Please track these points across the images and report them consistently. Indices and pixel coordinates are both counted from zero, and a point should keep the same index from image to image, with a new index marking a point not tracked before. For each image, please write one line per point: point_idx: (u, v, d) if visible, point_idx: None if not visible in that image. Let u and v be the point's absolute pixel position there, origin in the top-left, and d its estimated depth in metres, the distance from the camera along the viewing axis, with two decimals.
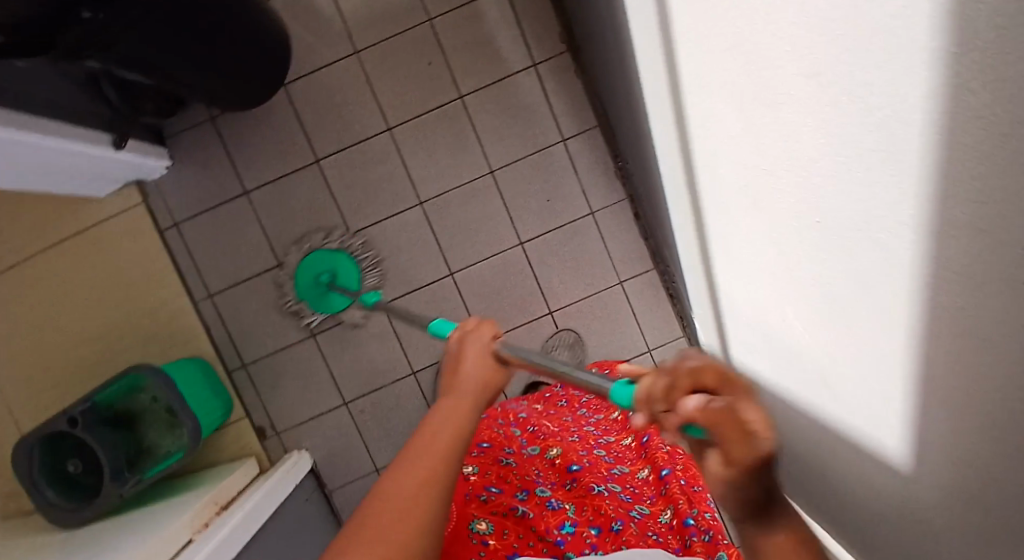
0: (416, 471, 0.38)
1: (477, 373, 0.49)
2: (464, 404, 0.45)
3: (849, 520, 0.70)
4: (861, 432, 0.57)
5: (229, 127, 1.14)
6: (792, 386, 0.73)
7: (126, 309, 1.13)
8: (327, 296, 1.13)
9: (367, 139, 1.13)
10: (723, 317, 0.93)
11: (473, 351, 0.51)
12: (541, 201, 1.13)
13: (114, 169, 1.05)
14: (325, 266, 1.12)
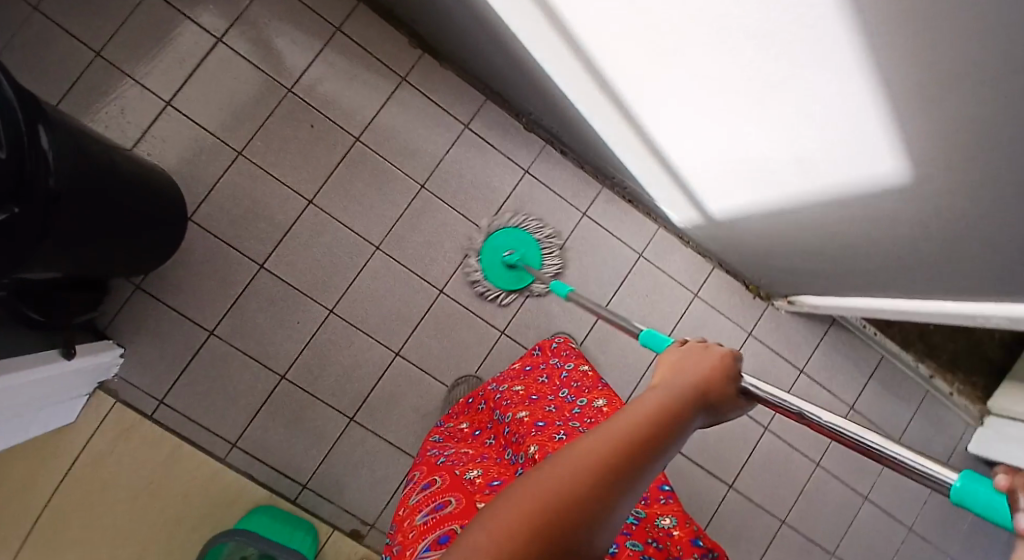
0: (595, 453, 0.36)
1: (695, 379, 0.45)
2: (674, 410, 0.42)
3: (884, 251, 0.82)
4: (854, 174, 0.68)
5: (161, 284, 1.10)
6: (775, 188, 0.84)
7: (159, 508, 1.06)
8: (513, 272, 1.17)
9: (294, 222, 1.12)
10: (686, 181, 1.03)
11: (711, 358, 0.48)
12: (480, 186, 1.18)
13: (73, 379, 0.98)
14: (506, 243, 1.16)
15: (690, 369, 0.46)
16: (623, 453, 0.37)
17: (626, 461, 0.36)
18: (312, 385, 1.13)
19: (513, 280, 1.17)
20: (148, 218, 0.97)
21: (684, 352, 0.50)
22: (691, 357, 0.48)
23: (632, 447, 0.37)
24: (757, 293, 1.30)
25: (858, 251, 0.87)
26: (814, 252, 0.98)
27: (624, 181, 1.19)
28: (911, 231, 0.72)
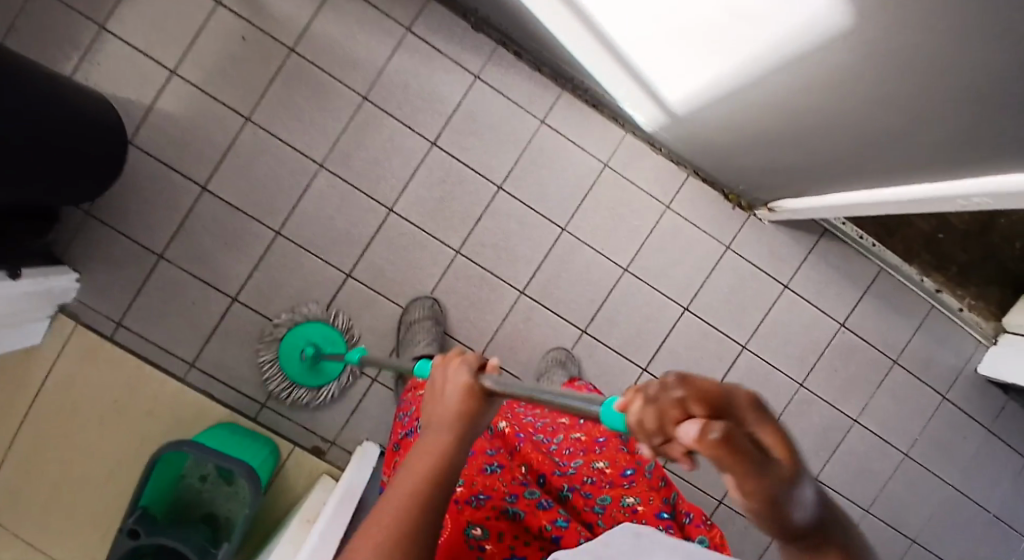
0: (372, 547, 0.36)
1: (456, 401, 0.44)
2: (436, 447, 0.42)
3: (853, 125, 0.72)
4: (801, 20, 0.58)
5: (108, 210, 1.09)
6: (727, 57, 0.73)
7: (128, 425, 1.10)
8: (318, 368, 1.11)
9: (235, 141, 1.09)
10: (640, 74, 0.93)
11: (456, 374, 0.46)
12: (425, 94, 1.11)
13: (26, 300, 0.99)
14: (315, 334, 1.10)
15: (444, 398, 0.45)
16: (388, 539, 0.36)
17: (399, 540, 0.36)
18: (264, 307, 1.12)
19: (317, 376, 1.12)
20: (87, 132, 0.95)
21: (440, 378, 0.48)
22: (443, 384, 0.47)
23: (402, 521, 0.37)
24: (738, 203, 1.19)
25: (824, 129, 0.77)
26: (784, 140, 0.87)
27: (583, 80, 1.09)
28: (875, 93, 0.62)
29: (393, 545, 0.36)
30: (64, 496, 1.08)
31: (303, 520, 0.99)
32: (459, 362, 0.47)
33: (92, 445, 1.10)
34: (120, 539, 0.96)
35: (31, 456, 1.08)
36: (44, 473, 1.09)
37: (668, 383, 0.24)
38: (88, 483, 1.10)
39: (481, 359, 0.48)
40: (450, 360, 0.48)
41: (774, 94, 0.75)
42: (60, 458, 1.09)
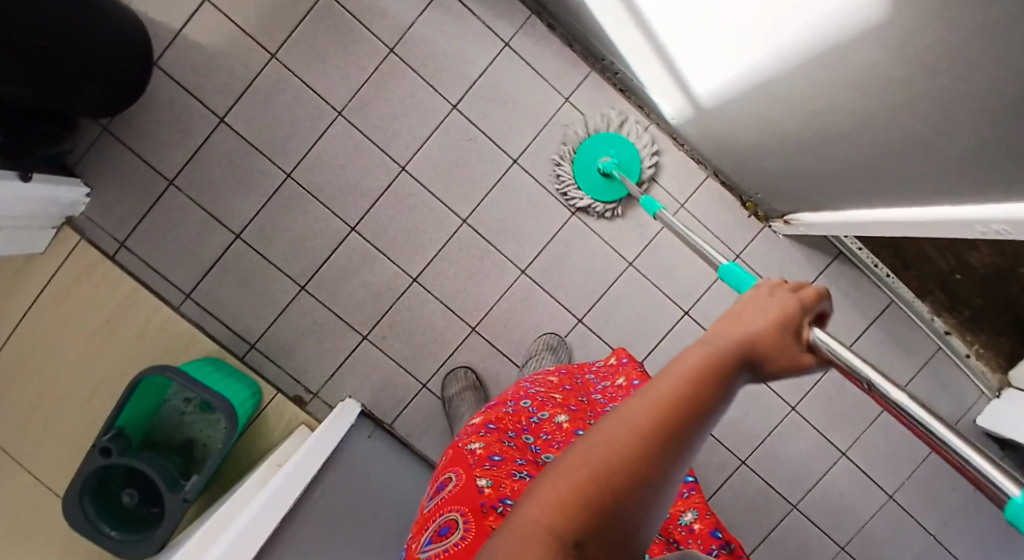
0: (640, 415, 0.32)
1: (771, 325, 0.39)
2: (732, 350, 0.37)
3: (888, 135, 0.69)
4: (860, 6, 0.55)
5: (124, 128, 1.09)
6: (771, 44, 0.71)
7: (115, 345, 1.11)
8: (609, 181, 1.11)
9: (257, 77, 1.09)
10: (673, 61, 0.91)
11: (783, 305, 0.40)
12: (453, 56, 1.10)
13: (32, 205, 0.99)
14: (602, 149, 1.12)
15: (762, 315, 0.40)
16: (659, 418, 0.32)
17: (675, 423, 0.32)
18: (265, 248, 1.12)
19: (606, 191, 1.12)
20: (116, 49, 0.95)
21: (763, 289, 0.42)
22: (765, 300, 0.41)
23: (681, 406, 0.33)
24: (754, 213, 1.17)
25: (856, 138, 0.75)
26: (813, 150, 0.85)
27: (613, 62, 1.08)
28: (921, 100, 0.60)
29: (662, 429, 0.32)
30: (41, 406, 1.09)
31: (271, 466, 0.99)
32: (788, 290, 0.42)
33: (79, 361, 1.10)
34: (91, 455, 0.96)
35: (17, 364, 1.08)
36: (27, 384, 1.08)
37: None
38: (68, 399, 1.09)
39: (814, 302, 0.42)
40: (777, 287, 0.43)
41: (814, 90, 0.73)
42: (42, 369, 1.09)
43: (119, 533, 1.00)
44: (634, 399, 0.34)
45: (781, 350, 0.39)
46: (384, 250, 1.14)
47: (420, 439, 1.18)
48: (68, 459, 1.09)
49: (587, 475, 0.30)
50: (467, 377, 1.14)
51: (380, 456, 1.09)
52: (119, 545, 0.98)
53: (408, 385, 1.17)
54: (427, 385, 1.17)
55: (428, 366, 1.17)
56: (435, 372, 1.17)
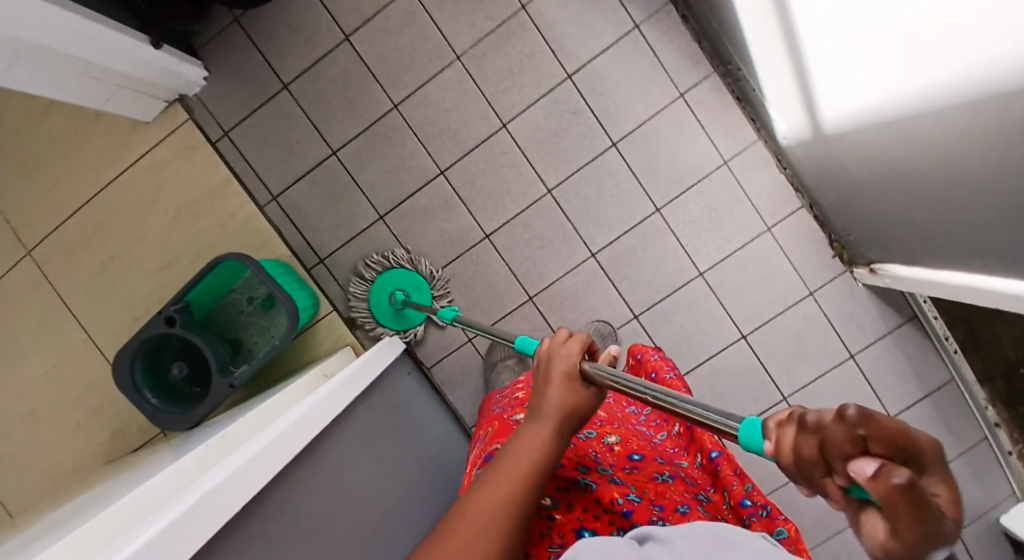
0: (460, 541, 0.39)
1: (563, 397, 0.46)
2: (533, 448, 0.43)
3: (1008, 197, 0.67)
4: (989, 63, 0.54)
5: (255, 24, 1.13)
6: (902, 76, 0.69)
7: (196, 229, 1.14)
8: (402, 313, 1.17)
9: (389, 3, 1.11)
10: (806, 75, 0.89)
11: (567, 362, 0.47)
12: (582, 27, 1.11)
13: (148, 70, 1.03)
14: (403, 283, 1.15)
15: (549, 391, 0.46)
16: (478, 543, 0.39)
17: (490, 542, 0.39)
18: (355, 170, 1.15)
19: (402, 320, 1.17)
20: None
21: (547, 357, 0.48)
22: (549, 368, 0.48)
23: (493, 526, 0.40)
24: (840, 254, 1.15)
25: (975, 192, 0.72)
26: (926, 193, 0.82)
27: (741, 68, 1.05)
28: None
29: (478, 552, 0.39)
30: (111, 267, 1.12)
31: (320, 376, 1.02)
32: (568, 351, 0.48)
33: (156, 235, 1.13)
34: (156, 319, 0.98)
35: (98, 222, 1.11)
36: (104, 244, 1.12)
37: (827, 417, 0.24)
38: (137, 269, 1.13)
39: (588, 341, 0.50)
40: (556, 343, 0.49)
41: (939, 133, 0.71)
42: (121, 233, 1.12)
43: (158, 402, 1.01)
44: (458, 525, 0.40)
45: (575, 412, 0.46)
46: (467, 199, 1.15)
47: (452, 391, 1.19)
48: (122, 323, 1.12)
49: None
50: (514, 347, 1.17)
51: (416, 395, 1.11)
52: (158, 412, 0.99)
53: (456, 333, 1.19)
54: (473, 338, 1.19)
55: (478, 323, 1.19)
56: (484, 330, 1.18)
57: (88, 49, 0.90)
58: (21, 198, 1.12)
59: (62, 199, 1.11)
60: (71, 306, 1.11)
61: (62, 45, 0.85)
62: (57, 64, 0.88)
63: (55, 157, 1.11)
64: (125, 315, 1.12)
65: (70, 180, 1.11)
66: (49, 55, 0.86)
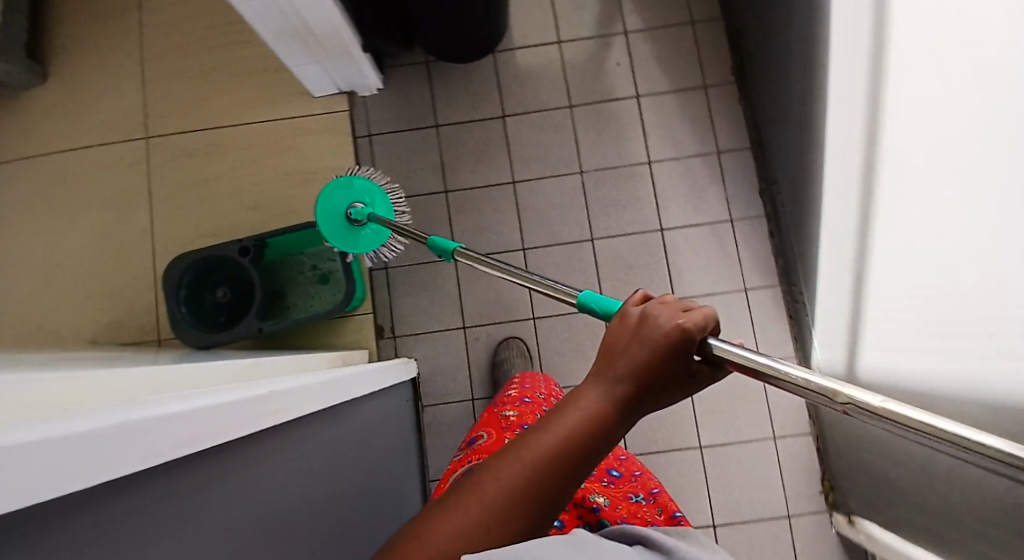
0: (521, 473, 0.40)
1: (651, 356, 0.44)
2: (617, 394, 0.44)
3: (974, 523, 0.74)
4: (1000, 417, 0.65)
5: (440, 73, 1.33)
6: (929, 383, 0.81)
7: (299, 193, 1.27)
8: (358, 232, 0.99)
9: (550, 109, 1.32)
10: (860, 336, 1.02)
11: (665, 326, 0.45)
12: (688, 198, 1.29)
13: (341, 62, 1.19)
14: (347, 195, 0.99)
15: (630, 344, 0.45)
16: (542, 476, 0.40)
17: (556, 479, 0.40)
18: (456, 213, 1.29)
19: (370, 240, 0.99)
20: (487, 21, 1.20)
21: (641, 313, 0.47)
22: (645, 323, 0.46)
23: (560, 463, 0.40)
24: (827, 493, 1.21)
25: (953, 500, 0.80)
26: (910, 488, 0.91)
27: (803, 292, 1.21)
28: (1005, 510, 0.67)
29: (542, 485, 0.40)
30: (221, 190, 1.27)
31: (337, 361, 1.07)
32: (670, 313, 0.46)
33: (265, 180, 1.27)
34: (230, 245, 1.05)
35: (229, 148, 1.28)
36: (224, 167, 1.27)
37: None
38: (235, 198, 1.26)
39: (701, 309, 0.47)
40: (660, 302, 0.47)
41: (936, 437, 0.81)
42: (241, 166, 1.27)
43: (186, 313, 1.05)
44: (523, 455, 0.41)
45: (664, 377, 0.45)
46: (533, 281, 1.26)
47: (434, 438, 1.21)
48: (200, 231, 1.25)
49: (487, 519, 0.39)
50: None
51: (405, 421, 1.14)
52: (181, 321, 1.03)
53: (462, 387, 1.24)
54: (474, 399, 1.23)
55: (487, 387, 1.23)
56: (489, 396, 1.22)
57: (313, 31, 1.06)
58: (181, 107, 1.30)
59: (219, 123, 1.29)
60: (168, 204, 1.27)
61: (307, 17, 1.02)
62: (292, 29, 1.05)
63: (231, 88, 1.29)
64: (208, 224, 1.25)
65: (229, 109, 1.29)
66: (294, 22, 1.02)
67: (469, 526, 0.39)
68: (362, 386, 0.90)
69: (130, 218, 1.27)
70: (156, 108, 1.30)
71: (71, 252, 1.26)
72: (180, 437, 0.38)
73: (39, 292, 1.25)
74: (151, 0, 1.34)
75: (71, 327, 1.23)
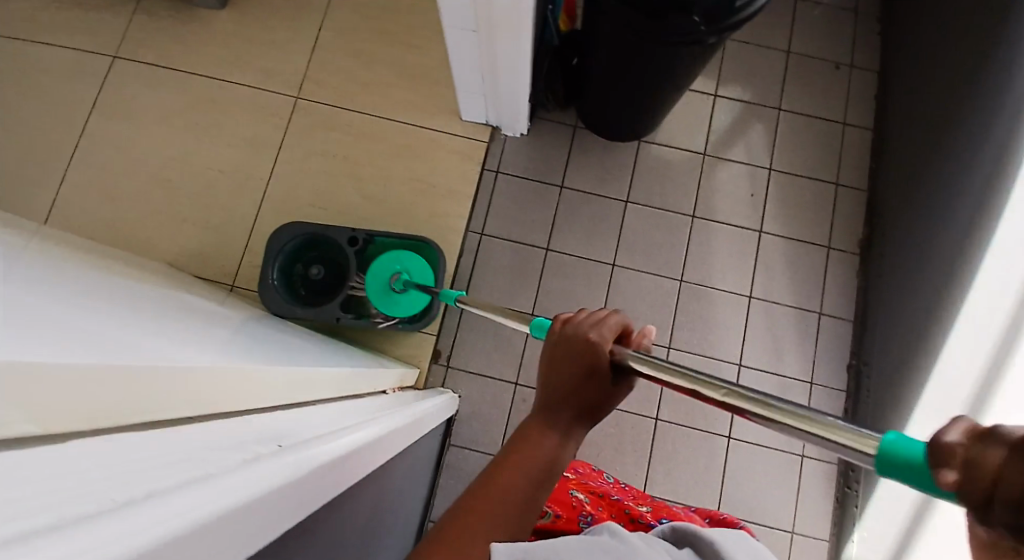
0: (487, 492, 0.45)
1: (572, 373, 0.51)
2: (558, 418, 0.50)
3: None
4: None
5: (583, 140, 1.36)
6: None
7: (414, 201, 1.29)
8: (403, 296, 1.09)
9: (672, 212, 1.33)
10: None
11: (573, 344, 0.52)
12: (774, 345, 1.28)
13: (501, 101, 1.23)
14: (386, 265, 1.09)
15: (543, 392, 0.52)
16: (506, 492, 0.45)
17: (519, 493, 0.46)
18: (549, 274, 1.29)
19: (417, 303, 1.09)
20: (650, 114, 1.24)
21: (557, 338, 0.54)
22: (561, 345, 0.53)
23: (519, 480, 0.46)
24: None
25: None
26: None
27: (859, 482, 1.18)
28: None
29: (508, 498, 0.45)
30: (344, 170, 1.30)
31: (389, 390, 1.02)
32: (571, 333, 0.53)
33: (388, 177, 1.30)
34: (344, 231, 1.08)
35: (366, 136, 1.31)
36: (356, 151, 1.31)
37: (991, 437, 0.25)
38: (354, 183, 1.29)
39: (611, 319, 0.55)
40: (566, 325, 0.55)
41: None
42: (372, 156, 1.31)
43: (277, 278, 1.07)
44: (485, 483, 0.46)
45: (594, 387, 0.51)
46: None
47: (449, 480, 1.19)
48: (309, 200, 1.27)
49: (454, 524, 0.43)
50: None
51: (430, 456, 1.12)
52: (271, 284, 1.05)
53: (493, 442, 1.21)
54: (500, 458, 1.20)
55: None
56: None
57: (495, 67, 1.11)
58: (336, 81, 1.33)
59: (365, 109, 1.32)
60: (289, 164, 1.29)
61: (498, 58, 1.07)
62: (479, 61, 1.10)
63: (389, 84, 1.33)
64: (320, 197, 1.28)
65: (380, 101, 1.33)
66: (485, 57, 1.07)
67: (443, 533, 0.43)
68: (425, 423, 0.89)
69: (249, 163, 1.29)
70: (315, 73, 1.33)
71: (182, 171, 1.28)
72: (297, 507, 0.34)
73: (139, 196, 1.26)
74: None
75: (155, 240, 1.24)
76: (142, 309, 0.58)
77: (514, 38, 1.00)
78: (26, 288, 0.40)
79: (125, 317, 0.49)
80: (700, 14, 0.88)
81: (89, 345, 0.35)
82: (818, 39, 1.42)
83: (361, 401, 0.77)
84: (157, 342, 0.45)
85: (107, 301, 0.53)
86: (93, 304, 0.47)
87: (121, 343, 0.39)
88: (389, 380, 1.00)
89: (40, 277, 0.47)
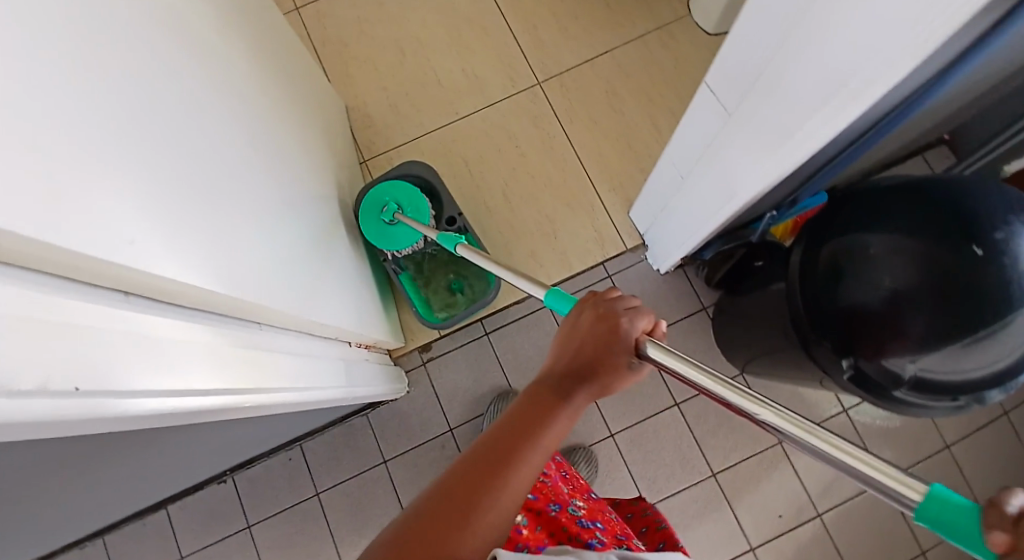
0: (515, 443, 0.52)
1: (598, 349, 0.61)
2: (582, 401, 0.58)
3: None
4: None
5: (698, 325, 1.28)
6: None
7: (532, 235, 1.30)
8: (387, 227, 1.12)
9: (703, 453, 1.22)
10: None
11: (590, 317, 0.65)
12: None
13: (662, 237, 1.17)
14: (388, 193, 1.12)
15: (556, 360, 0.63)
16: (533, 454, 0.52)
17: (538, 456, 0.53)
18: None
19: (397, 238, 1.12)
20: (760, 365, 1.14)
21: (596, 312, 0.65)
22: (596, 320, 0.64)
23: (537, 444, 0.53)
24: None
25: None
26: None
27: None
28: None
29: (528, 459, 0.52)
30: (511, 163, 1.33)
31: (352, 344, 1.03)
32: (604, 308, 0.65)
33: (533, 199, 1.32)
34: (452, 208, 1.17)
35: (551, 157, 1.33)
36: (533, 158, 1.33)
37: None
38: (507, 179, 1.32)
39: (642, 315, 0.64)
40: (602, 303, 0.66)
41: None
42: (539, 173, 1.33)
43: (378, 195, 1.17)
44: (514, 430, 0.53)
45: (611, 373, 0.61)
46: None
47: (342, 435, 1.25)
48: (467, 158, 1.33)
49: (486, 451, 0.52)
50: None
51: (341, 409, 1.19)
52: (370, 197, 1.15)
53: (395, 447, 1.25)
54: (384, 463, 1.24)
55: (402, 471, 1.24)
56: (395, 476, 1.23)
57: (677, 213, 1.05)
58: (576, 99, 1.35)
59: (573, 139, 1.34)
60: (482, 121, 1.34)
61: (682, 209, 1.02)
62: (668, 196, 1.05)
63: (608, 140, 1.33)
64: (476, 165, 1.33)
65: (588, 144, 1.33)
66: (674, 199, 1.03)
67: (485, 465, 0.50)
68: (341, 397, 0.94)
69: (461, 93, 1.36)
70: (569, 78, 1.35)
71: (418, 54, 1.37)
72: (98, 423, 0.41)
73: (377, 43, 1.38)
74: (670, 33, 1.36)
75: (356, 82, 1.37)
76: (209, 149, 0.64)
77: (701, 212, 0.96)
78: (99, 105, 0.44)
79: (168, 171, 0.53)
80: (853, 364, 0.77)
81: (76, 203, 0.38)
82: (983, 466, 1.20)
83: (306, 345, 0.82)
84: (147, 212, 0.48)
85: (188, 135, 0.59)
86: (147, 138, 0.51)
87: (108, 202, 0.42)
88: (367, 338, 1.06)
89: (137, 84, 0.51)
